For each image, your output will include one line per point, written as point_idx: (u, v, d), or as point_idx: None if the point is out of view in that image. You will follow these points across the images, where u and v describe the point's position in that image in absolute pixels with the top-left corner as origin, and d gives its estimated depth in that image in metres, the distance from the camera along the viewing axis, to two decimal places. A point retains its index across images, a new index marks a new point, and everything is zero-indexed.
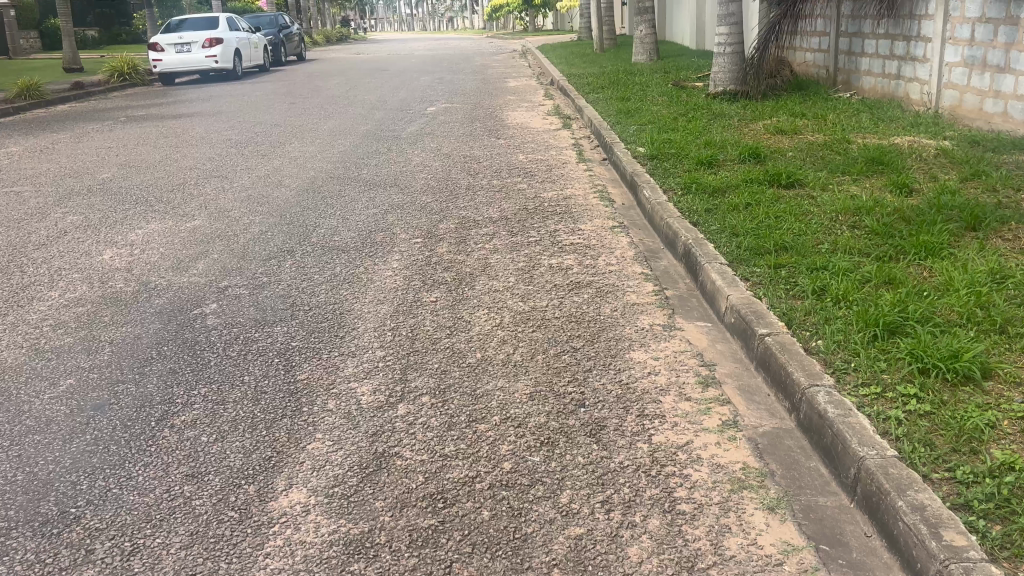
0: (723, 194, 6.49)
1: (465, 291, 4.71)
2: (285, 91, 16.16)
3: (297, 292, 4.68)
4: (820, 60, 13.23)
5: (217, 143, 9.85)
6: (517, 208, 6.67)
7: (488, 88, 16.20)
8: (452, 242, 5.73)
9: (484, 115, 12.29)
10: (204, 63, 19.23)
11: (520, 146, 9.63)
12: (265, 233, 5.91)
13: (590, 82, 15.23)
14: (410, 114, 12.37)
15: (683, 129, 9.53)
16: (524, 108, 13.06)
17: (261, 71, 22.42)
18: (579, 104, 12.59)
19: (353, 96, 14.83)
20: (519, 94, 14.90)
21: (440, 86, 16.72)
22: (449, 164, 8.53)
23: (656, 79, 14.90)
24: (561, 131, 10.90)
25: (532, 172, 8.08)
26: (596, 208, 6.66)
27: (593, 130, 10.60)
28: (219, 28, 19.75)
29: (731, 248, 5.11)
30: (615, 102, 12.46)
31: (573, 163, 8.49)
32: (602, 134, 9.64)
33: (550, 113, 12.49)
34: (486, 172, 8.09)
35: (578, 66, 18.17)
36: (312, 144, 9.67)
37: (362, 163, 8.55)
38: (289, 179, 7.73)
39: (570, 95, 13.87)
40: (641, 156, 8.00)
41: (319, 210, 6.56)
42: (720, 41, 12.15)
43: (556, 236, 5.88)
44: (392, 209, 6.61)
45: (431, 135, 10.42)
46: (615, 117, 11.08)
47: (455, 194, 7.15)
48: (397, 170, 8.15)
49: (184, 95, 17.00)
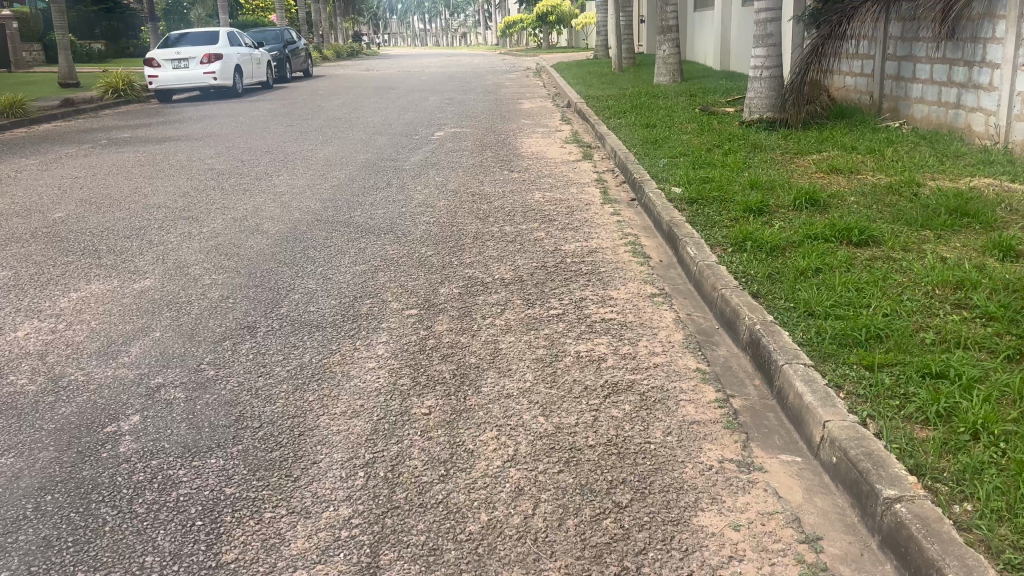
0: (784, 253, 5.39)
1: (467, 394, 3.61)
2: (284, 111, 15.15)
3: (248, 396, 3.59)
4: (862, 86, 12.11)
5: (197, 174, 8.82)
6: (534, 265, 5.57)
7: (500, 110, 15.15)
8: (453, 315, 4.64)
9: (496, 142, 11.23)
10: (202, 80, 18.27)
11: (535, 180, 8.55)
12: (226, 299, 4.84)
13: (610, 104, 14.12)
14: (415, 140, 11.32)
15: (720, 164, 8.44)
16: (540, 134, 11.99)
17: (264, 88, 21.47)
18: (600, 131, 11.51)
19: (355, 118, 13.80)
20: (534, 118, 13.84)
21: (450, 108, 15.69)
22: (454, 203, 7.45)
23: (681, 103, 13.81)
24: (581, 162, 9.81)
25: (549, 214, 6.99)
26: (628, 266, 5.55)
27: (616, 161, 9.51)
28: (218, 44, 18.78)
29: (810, 338, 4.01)
30: (639, 129, 11.38)
31: (598, 204, 7.41)
32: (629, 169, 8.54)
33: (568, 140, 11.42)
34: (497, 214, 7.00)
35: (596, 87, 17.12)
36: (303, 177, 8.62)
37: (356, 200, 7.50)
38: (269, 222, 6.68)
39: (589, 120, 12.78)
40: (677, 198, 6.91)
41: (296, 265, 5.50)
42: (757, 65, 11.08)
43: (583, 306, 4.78)
44: (384, 264, 5.54)
45: (437, 166, 9.35)
46: (642, 147, 10.00)
47: (461, 244, 6.08)
48: (394, 211, 7.09)
49: (179, 115, 16.00)
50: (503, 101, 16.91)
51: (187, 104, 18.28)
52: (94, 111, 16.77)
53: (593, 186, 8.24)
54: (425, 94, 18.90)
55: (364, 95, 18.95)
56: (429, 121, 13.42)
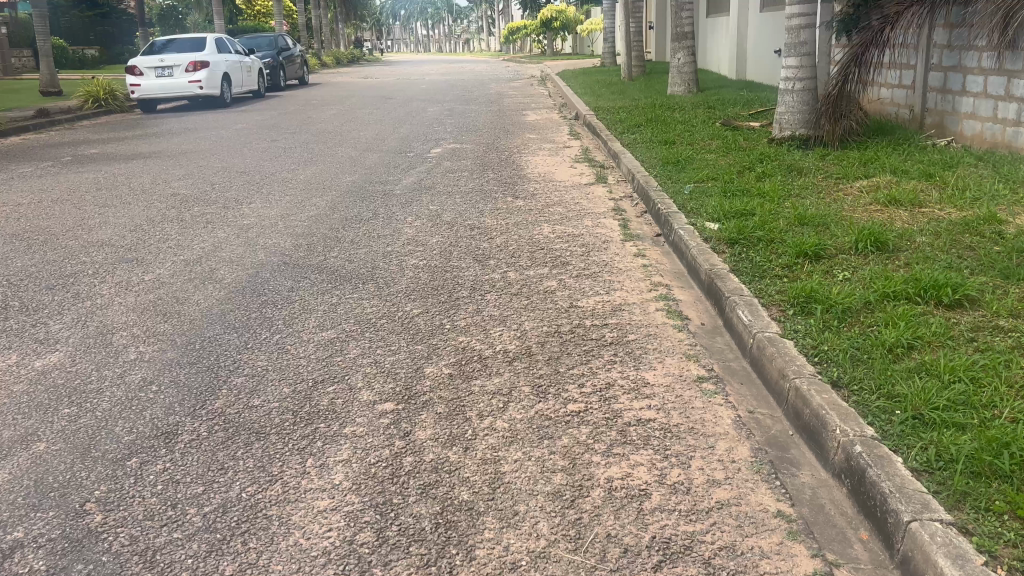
0: (862, 318, 4.31)
1: (454, 563, 2.50)
2: (271, 123, 14.08)
3: (138, 566, 2.50)
4: (901, 98, 11.01)
5: (158, 200, 7.75)
6: (545, 330, 4.47)
7: (503, 123, 14.08)
8: (440, 409, 3.54)
9: (499, 160, 10.16)
10: (188, 89, 17.21)
11: (542, 208, 7.46)
12: (147, 386, 3.75)
13: (623, 117, 13.02)
14: (410, 159, 10.24)
15: (757, 193, 7.33)
16: (547, 151, 10.90)
17: (255, 97, 20.42)
18: (614, 148, 10.42)
19: (346, 132, 12.73)
20: (541, 133, 12.74)
21: (450, 120, 14.61)
22: (450, 239, 6.37)
23: (701, 116, 12.69)
24: (594, 185, 8.72)
25: (560, 255, 5.89)
26: (663, 332, 4.45)
27: (633, 185, 8.44)
28: (205, 50, 17.73)
29: (932, 463, 2.92)
30: (658, 147, 10.28)
31: (618, 241, 6.31)
32: (651, 197, 7.44)
33: (578, 159, 10.33)
34: (499, 255, 5.91)
35: (606, 98, 16.05)
36: (277, 205, 7.53)
37: (335, 235, 6.42)
38: (226, 266, 5.60)
39: (600, 135, 11.68)
40: (713, 238, 5.82)
41: (248, 332, 4.41)
42: (788, 76, 10.01)
43: (611, 396, 3.67)
44: (358, 329, 4.45)
45: (432, 191, 8.27)
46: (661, 168, 8.90)
47: (455, 297, 4.99)
48: (378, 251, 6.00)
49: (158, 126, 14.93)
50: (507, 112, 15.84)
51: (171, 114, 17.21)
52: (70, 122, 15.69)
53: (610, 217, 7.14)
54: (424, 104, 17.82)
55: (358, 104, 17.89)
56: (425, 136, 12.33)
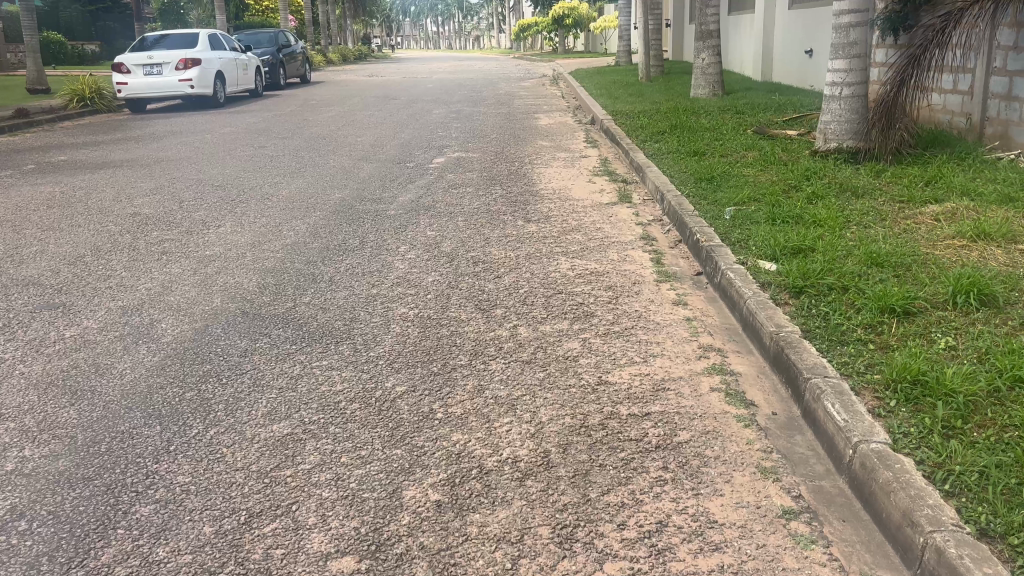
0: (992, 414, 3.22)
1: None
2: (262, 127, 13.03)
3: None
4: (957, 105, 9.89)
5: (113, 221, 6.69)
6: (568, 421, 3.39)
7: (514, 128, 13.00)
8: (420, 569, 2.46)
9: (509, 174, 9.07)
10: (178, 88, 16.18)
11: (558, 236, 6.37)
12: (14, 522, 2.68)
13: (643, 124, 11.91)
14: (410, 170, 9.19)
15: (812, 221, 6.24)
16: (562, 163, 9.79)
17: (252, 96, 19.40)
18: (637, 159, 9.32)
19: (342, 138, 11.68)
20: (555, 139, 11.66)
21: (456, 124, 13.55)
22: (448, 278, 5.29)
23: (730, 123, 11.58)
24: (617, 204, 7.63)
25: (582, 303, 4.80)
26: (724, 427, 3.37)
27: (663, 205, 7.33)
28: (197, 47, 16.67)
29: None
30: (687, 159, 9.18)
31: (653, 283, 5.22)
32: (686, 223, 6.35)
33: (597, 172, 9.24)
34: (507, 303, 4.83)
35: (625, 100, 14.94)
36: (250, 230, 6.48)
37: (310, 272, 5.36)
38: (171, 318, 4.53)
39: (621, 144, 10.55)
40: (772, 286, 4.72)
41: (176, 424, 3.34)
42: (833, 80, 8.90)
43: (666, 547, 2.59)
44: (321, 421, 3.38)
45: (431, 212, 7.21)
46: (693, 185, 7.80)
47: (451, 367, 3.91)
48: (359, 295, 4.93)
49: (143, 127, 13.88)
50: (518, 115, 14.76)
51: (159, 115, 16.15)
52: (49, 123, 14.63)
53: (639, 248, 6.05)
54: (428, 106, 16.74)
55: (358, 105, 16.82)
56: (427, 143, 11.26)
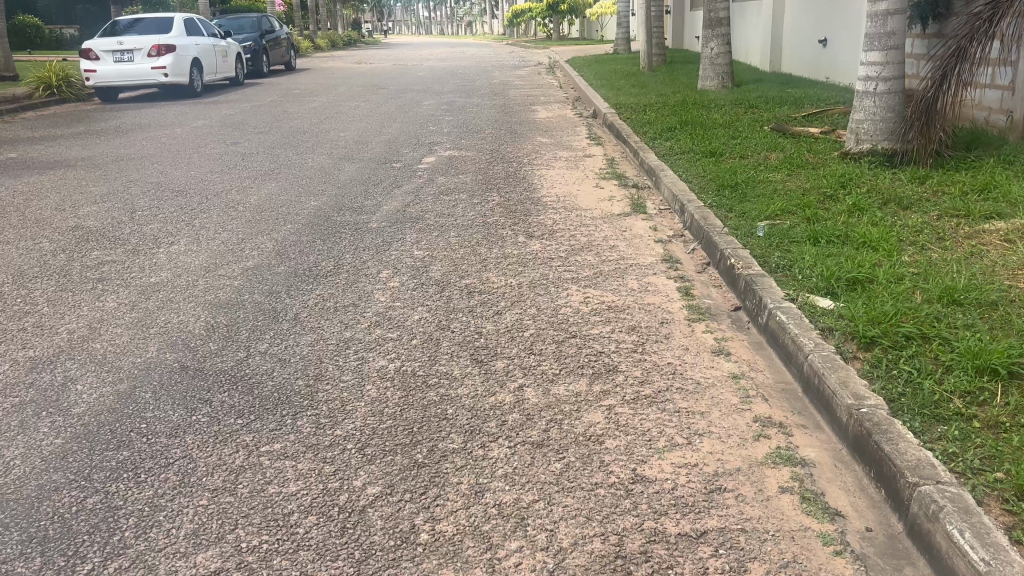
0: None
1: None
2: (238, 120, 12.08)
3: None
4: (996, 101, 9.01)
5: (49, 237, 5.76)
6: (598, 545, 2.52)
7: (510, 123, 12.09)
8: None
9: (506, 177, 8.17)
10: (151, 77, 15.18)
11: (567, 257, 5.48)
12: None
13: (650, 120, 11.01)
14: (396, 172, 8.29)
15: (861, 240, 5.36)
16: (564, 164, 8.89)
17: (233, 84, 18.40)
18: (647, 160, 8.43)
19: (323, 133, 10.76)
20: (555, 136, 10.76)
21: (447, 117, 12.63)
22: (438, 316, 4.40)
23: (745, 120, 10.68)
24: (630, 213, 6.74)
25: (601, 352, 3.92)
26: (810, 557, 2.50)
27: (682, 218, 6.44)
28: (171, 33, 15.64)
29: None
30: (703, 160, 8.30)
31: (684, 324, 4.34)
32: (714, 243, 5.48)
33: (604, 175, 8.34)
34: (509, 352, 3.94)
35: (628, 92, 14.04)
36: (206, 248, 5.57)
37: (272, 308, 4.47)
38: (90, 375, 3.64)
39: (628, 143, 9.65)
40: (835, 334, 3.84)
41: (63, 556, 2.44)
42: (867, 75, 7.95)
43: None
44: (263, 548, 2.50)
45: (418, 224, 6.31)
46: (715, 193, 6.91)
47: (440, 452, 3.03)
48: (329, 341, 4.04)
49: (110, 118, 12.89)
50: (514, 107, 13.86)
51: (131, 105, 15.16)
52: (10, 113, 13.63)
53: (663, 275, 5.16)
54: (418, 97, 15.79)
55: (344, 95, 15.85)
56: (417, 139, 10.35)
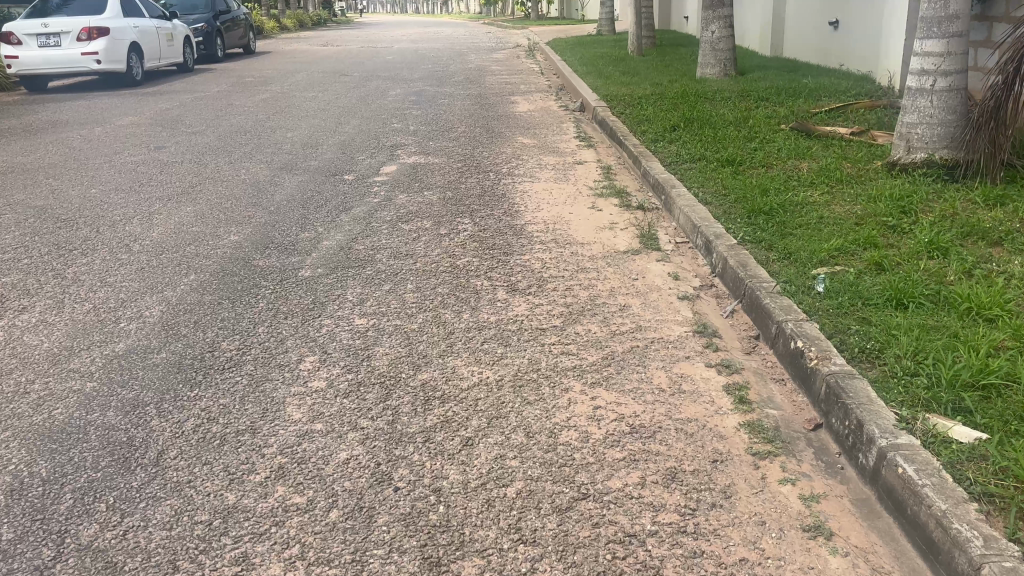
0: None
1: None
2: (171, 116, 10.47)
3: None
4: None
5: None
6: None
7: (486, 118, 10.59)
8: None
9: (480, 195, 6.68)
10: (81, 64, 13.47)
11: (564, 327, 4.01)
12: None
13: (648, 119, 9.54)
14: (346, 189, 6.78)
15: (965, 306, 3.92)
16: (552, 176, 7.40)
17: (180, 70, 16.68)
18: (652, 172, 6.97)
19: (267, 134, 9.20)
20: (538, 139, 9.28)
21: (414, 111, 11.09)
22: (377, 450, 2.92)
23: (757, 119, 9.23)
24: (639, 249, 5.27)
25: (633, 541, 2.46)
26: None
27: (709, 260, 4.99)
28: (104, 14, 13.88)
29: None
30: (721, 173, 6.85)
31: (747, 466, 2.88)
32: (764, 308, 4.02)
33: (599, 190, 6.87)
34: (484, 535, 2.48)
35: (618, 80, 12.57)
36: (66, 318, 4.05)
37: (125, 442, 2.96)
38: None
39: (626, 148, 8.17)
40: (1009, 512, 2.39)
41: None
42: (922, 68, 6.50)
43: None
44: None
45: (365, 271, 4.83)
46: (743, 222, 5.45)
47: None
48: (196, 520, 2.55)
49: (26, 113, 11.20)
50: (490, 98, 12.37)
51: (58, 95, 13.45)
52: None
53: (700, 360, 3.69)
54: (383, 85, 14.18)
55: (300, 84, 14.24)
56: (376, 142, 8.84)
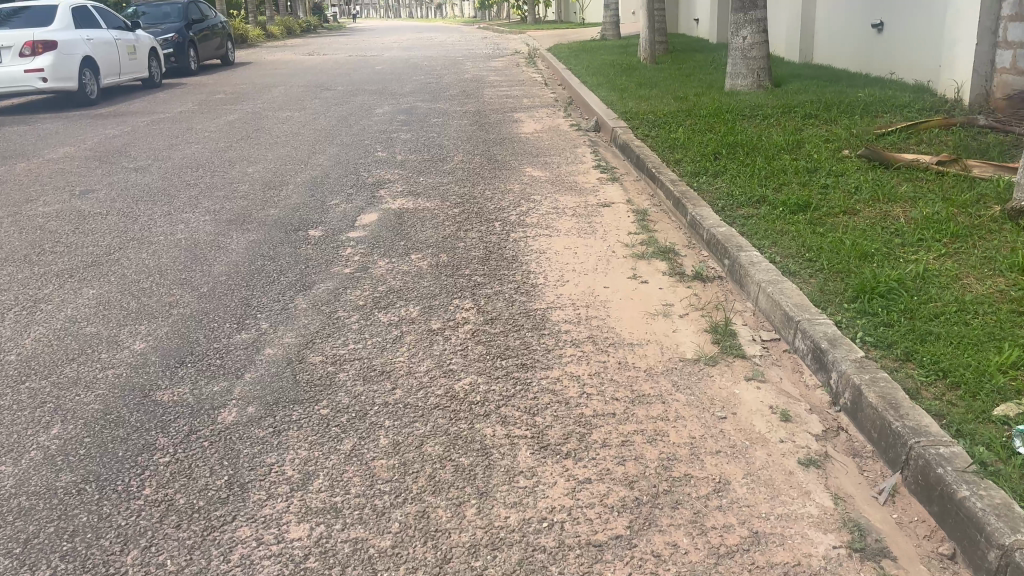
0: None
1: None
2: (117, 147, 8.90)
3: None
4: None
5: None
6: None
7: (486, 143, 9.04)
8: None
9: (483, 259, 5.12)
10: (25, 83, 11.88)
11: (632, 540, 2.46)
12: None
13: (680, 144, 7.99)
14: (309, 254, 5.22)
15: None
16: (572, 228, 5.84)
17: (146, 87, 15.09)
18: (706, 225, 5.40)
19: (222, 171, 7.63)
20: (550, 171, 7.71)
21: (402, 135, 9.54)
22: None
23: (813, 143, 7.68)
24: (715, 357, 3.70)
25: None
26: None
27: (823, 380, 3.43)
28: (51, 26, 12.29)
29: None
30: (795, 227, 5.29)
31: None
32: (960, 500, 2.47)
33: (637, 250, 5.31)
34: None
35: (636, 94, 11.02)
36: None
37: None
38: None
39: (661, 187, 6.62)
40: None
41: None
42: None
43: None
44: None
45: (317, 408, 3.28)
46: (855, 314, 3.89)
47: None
48: None
49: None
50: (489, 117, 10.82)
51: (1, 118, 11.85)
52: None
53: None
54: (369, 101, 12.62)
55: (275, 101, 12.67)
56: (354, 181, 7.28)
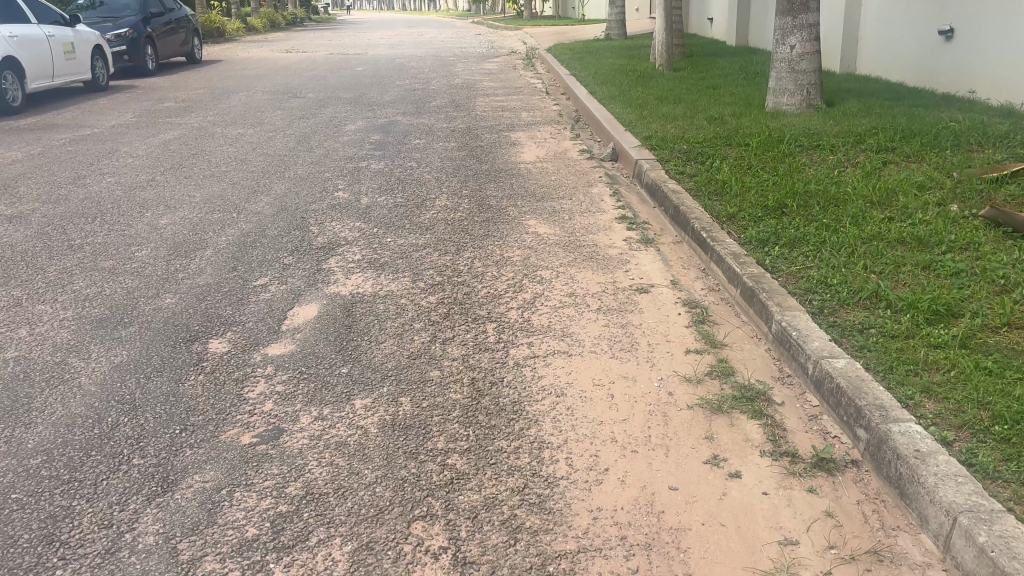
0: None
1: None
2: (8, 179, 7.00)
3: None
4: None
5: None
6: None
7: (477, 178, 7.17)
8: None
9: (466, 413, 3.25)
10: None
11: None
12: None
13: (729, 188, 6.13)
14: (196, 396, 3.36)
15: None
16: (597, 337, 3.98)
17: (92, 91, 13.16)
18: (806, 349, 3.54)
19: (125, 222, 5.75)
20: (559, 225, 5.84)
21: (373, 164, 7.67)
22: None
23: (907, 193, 5.82)
24: None
25: None
26: None
27: None
28: None
29: None
30: (947, 358, 3.42)
31: None
32: None
33: (703, 391, 3.44)
34: None
35: (659, 112, 9.16)
36: None
37: None
38: None
39: (720, 265, 4.76)
40: None
41: None
42: None
43: None
44: None
45: None
46: None
47: None
48: None
49: None
50: (481, 138, 8.96)
51: None
52: None
53: None
54: (342, 113, 10.73)
55: (230, 112, 10.76)
56: (298, 241, 5.40)
